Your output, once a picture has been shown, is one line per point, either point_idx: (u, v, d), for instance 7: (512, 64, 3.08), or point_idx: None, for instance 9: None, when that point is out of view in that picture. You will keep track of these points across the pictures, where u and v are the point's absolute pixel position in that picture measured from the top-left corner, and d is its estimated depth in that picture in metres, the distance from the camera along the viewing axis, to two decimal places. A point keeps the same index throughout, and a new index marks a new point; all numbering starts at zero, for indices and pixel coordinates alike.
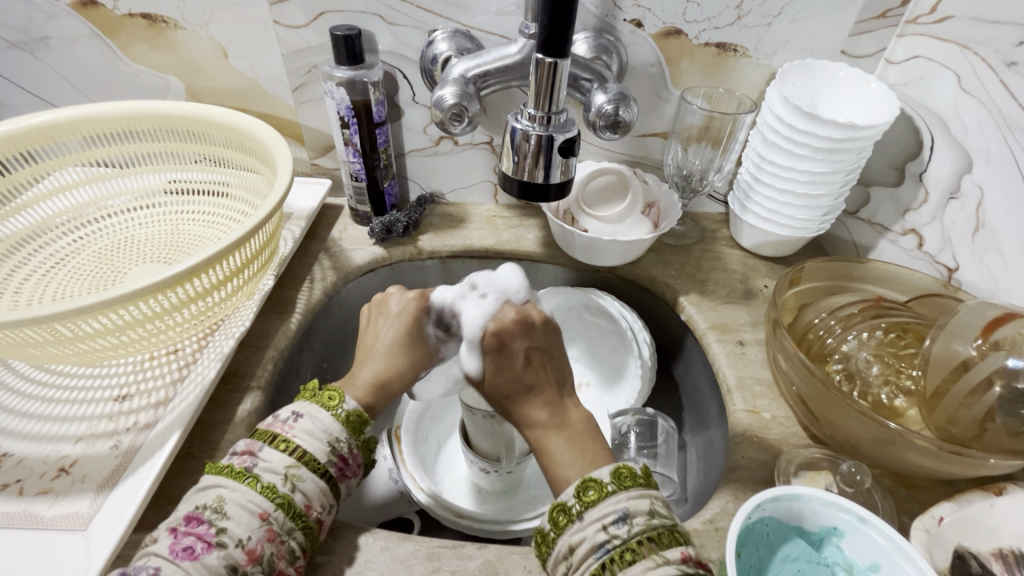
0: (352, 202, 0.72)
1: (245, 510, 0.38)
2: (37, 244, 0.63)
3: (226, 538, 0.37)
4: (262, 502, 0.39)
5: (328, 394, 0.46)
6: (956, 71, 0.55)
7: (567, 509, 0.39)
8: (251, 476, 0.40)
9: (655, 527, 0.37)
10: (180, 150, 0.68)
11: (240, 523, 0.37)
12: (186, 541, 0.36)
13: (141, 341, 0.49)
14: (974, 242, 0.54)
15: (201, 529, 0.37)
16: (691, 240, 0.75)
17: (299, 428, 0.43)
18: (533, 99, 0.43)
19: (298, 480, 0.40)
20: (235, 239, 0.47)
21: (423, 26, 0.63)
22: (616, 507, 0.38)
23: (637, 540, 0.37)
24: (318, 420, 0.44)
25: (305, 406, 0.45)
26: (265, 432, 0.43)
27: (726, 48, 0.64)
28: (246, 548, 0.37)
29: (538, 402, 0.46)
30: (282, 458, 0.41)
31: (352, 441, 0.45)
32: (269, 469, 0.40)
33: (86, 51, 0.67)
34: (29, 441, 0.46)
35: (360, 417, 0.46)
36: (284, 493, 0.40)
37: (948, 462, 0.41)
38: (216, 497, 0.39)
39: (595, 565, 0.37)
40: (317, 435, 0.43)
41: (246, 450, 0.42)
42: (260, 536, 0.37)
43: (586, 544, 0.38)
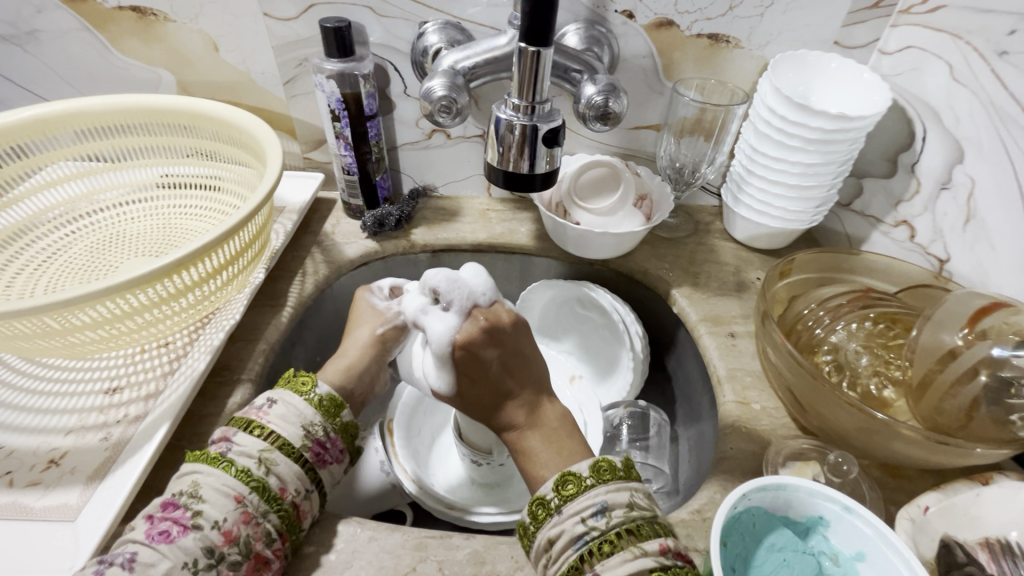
0: (345, 195, 0.72)
1: (220, 493, 0.38)
2: (29, 238, 0.63)
3: (202, 520, 0.37)
4: (237, 485, 0.39)
5: (300, 380, 0.48)
6: (948, 60, 0.55)
7: (545, 503, 0.40)
8: (225, 460, 0.40)
9: (634, 519, 0.38)
10: (172, 144, 0.68)
11: (216, 506, 0.38)
12: (163, 525, 0.37)
13: (131, 334, 0.49)
14: (965, 232, 0.54)
15: (177, 513, 0.37)
16: (684, 232, 0.74)
17: (274, 413, 0.44)
18: (517, 88, 0.42)
19: (272, 463, 0.41)
20: (223, 231, 0.47)
21: (413, 18, 0.62)
22: (593, 500, 0.38)
23: (616, 532, 0.37)
24: (292, 406, 0.45)
25: (280, 393, 0.46)
26: (241, 419, 0.44)
27: (718, 39, 0.64)
28: (223, 530, 0.37)
29: (515, 404, 0.47)
30: (256, 443, 0.42)
31: (328, 425, 0.46)
32: (243, 453, 0.41)
33: (77, 45, 0.67)
34: (19, 434, 0.46)
35: (333, 401, 0.48)
36: (258, 477, 0.40)
37: (933, 451, 0.41)
38: (191, 483, 0.39)
39: (574, 557, 0.37)
40: (292, 420, 0.44)
41: (221, 437, 0.43)
42: (235, 518, 0.38)
43: (565, 537, 0.38)
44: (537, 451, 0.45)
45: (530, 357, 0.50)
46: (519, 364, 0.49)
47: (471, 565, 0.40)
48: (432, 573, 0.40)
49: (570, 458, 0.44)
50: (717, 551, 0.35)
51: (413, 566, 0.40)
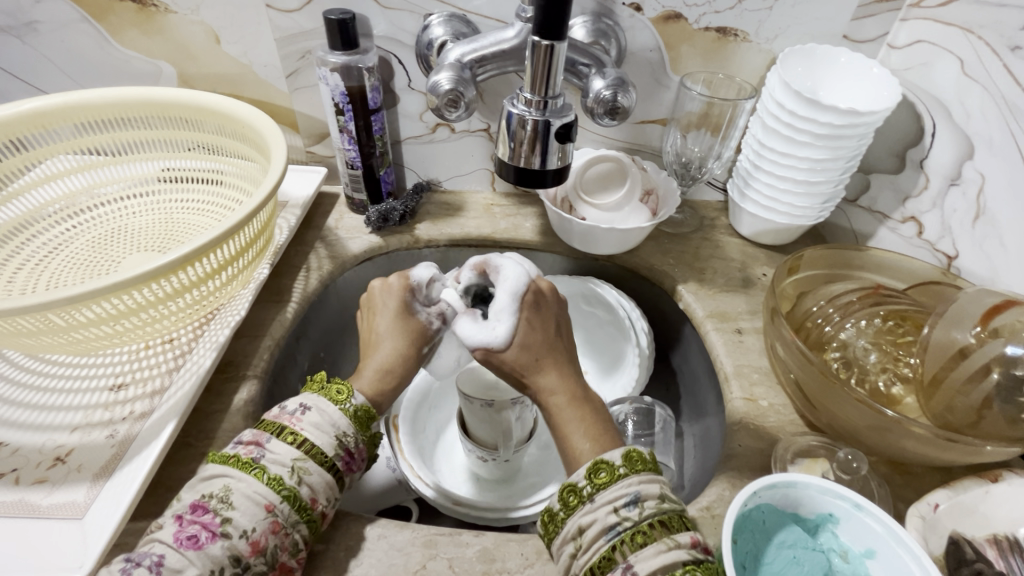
0: (348, 189, 0.71)
1: (251, 501, 0.38)
2: (30, 233, 0.62)
3: (231, 528, 0.36)
4: (268, 494, 0.38)
5: (336, 388, 0.46)
6: (959, 55, 0.54)
7: (577, 491, 0.40)
8: (258, 467, 0.39)
9: (666, 510, 0.38)
10: (174, 137, 0.67)
11: (246, 514, 0.37)
12: (192, 530, 0.36)
13: (136, 330, 0.49)
14: (974, 229, 0.54)
15: (206, 518, 0.37)
16: (689, 228, 0.74)
17: (307, 421, 0.43)
18: (529, 83, 0.42)
19: (305, 473, 0.40)
20: (228, 227, 0.47)
21: (418, 10, 0.61)
22: (626, 490, 0.38)
23: (648, 523, 0.37)
24: (326, 414, 0.44)
25: (314, 399, 0.45)
26: (273, 423, 0.43)
27: (726, 33, 0.63)
28: (250, 540, 0.37)
29: (555, 376, 0.48)
30: (290, 451, 0.41)
31: (359, 436, 0.45)
32: (276, 461, 0.40)
33: (75, 36, 0.66)
34: (24, 431, 0.46)
35: (367, 413, 0.46)
36: (290, 486, 0.39)
37: (943, 449, 0.41)
38: (222, 487, 0.38)
39: (606, 546, 0.37)
40: (324, 428, 0.43)
41: (253, 440, 0.41)
42: (264, 528, 0.37)
43: (597, 526, 0.38)
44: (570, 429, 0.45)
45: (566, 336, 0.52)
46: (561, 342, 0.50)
47: (481, 563, 0.40)
48: (443, 570, 0.40)
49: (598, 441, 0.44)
50: (729, 549, 0.35)
51: (423, 564, 0.40)
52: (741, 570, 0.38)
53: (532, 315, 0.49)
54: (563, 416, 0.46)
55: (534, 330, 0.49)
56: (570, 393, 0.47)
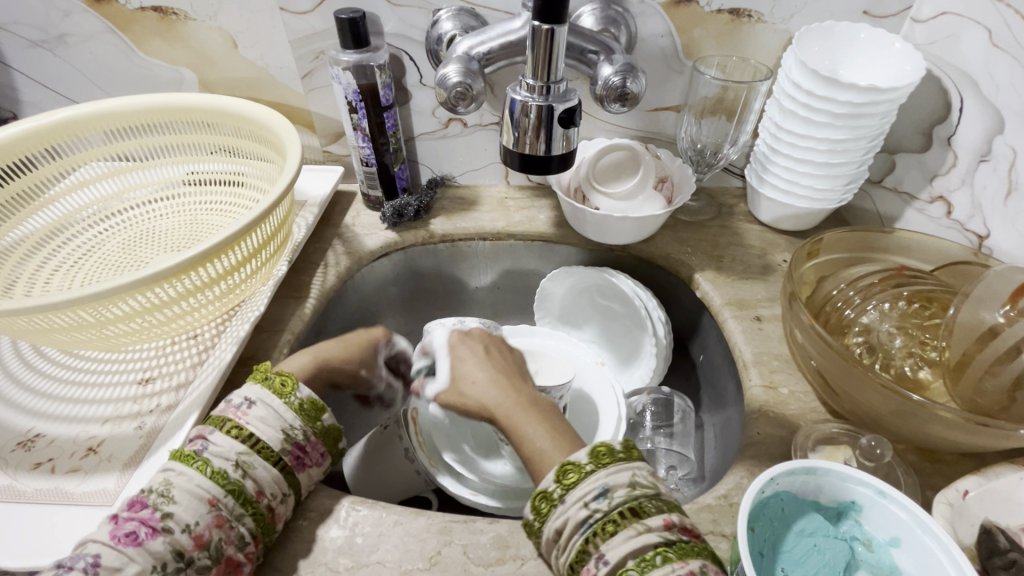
0: (364, 187, 0.72)
1: (193, 496, 0.38)
2: (64, 237, 0.65)
3: (171, 523, 0.36)
4: (211, 488, 0.39)
5: (281, 380, 0.46)
6: (987, 25, 0.52)
7: (548, 495, 0.39)
8: (200, 460, 0.40)
9: (636, 497, 0.37)
10: (198, 141, 0.69)
11: (188, 508, 0.37)
12: (130, 526, 0.36)
13: (163, 326, 0.51)
14: (1007, 206, 0.51)
15: (145, 514, 0.37)
16: (707, 216, 0.73)
17: (253, 415, 0.43)
18: (531, 69, 0.42)
19: (250, 467, 0.40)
20: (244, 224, 0.48)
21: (428, 6, 0.62)
22: (595, 484, 0.38)
23: (619, 511, 0.37)
24: (272, 408, 0.44)
25: (258, 392, 0.45)
26: (218, 418, 0.43)
27: (740, 14, 0.62)
28: (193, 534, 0.37)
29: (504, 394, 0.48)
30: (233, 445, 0.41)
31: (309, 429, 0.44)
32: (218, 455, 0.40)
33: (103, 47, 0.69)
34: (60, 423, 0.48)
35: (314, 405, 0.46)
36: (234, 480, 0.39)
37: (973, 434, 0.39)
38: (163, 482, 0.39)
39: (580, 542, 0.37)
40: (271, 422, 0.43)
41: (198, 436, 0.42)
42: (207, 522, 0.37)
43: (569, 524, 0.37)
44: (523, 434, 0.45)
45: (509, 358, 0.54)
46: (507, 366, 0.53)
47: (495, 549, 0.41)
48: (457, 556, 0.40)
49: (561, 439, 0.43)
50: (745, 538, 0.35)
51: (438, 550, 0.41)
52: (758, 558, 0.37)
53: (460, 347, 0.54)
54: (515, 421, 0.46)
55: (472, 365, 0.52)
56: (516, 400, 0.48)
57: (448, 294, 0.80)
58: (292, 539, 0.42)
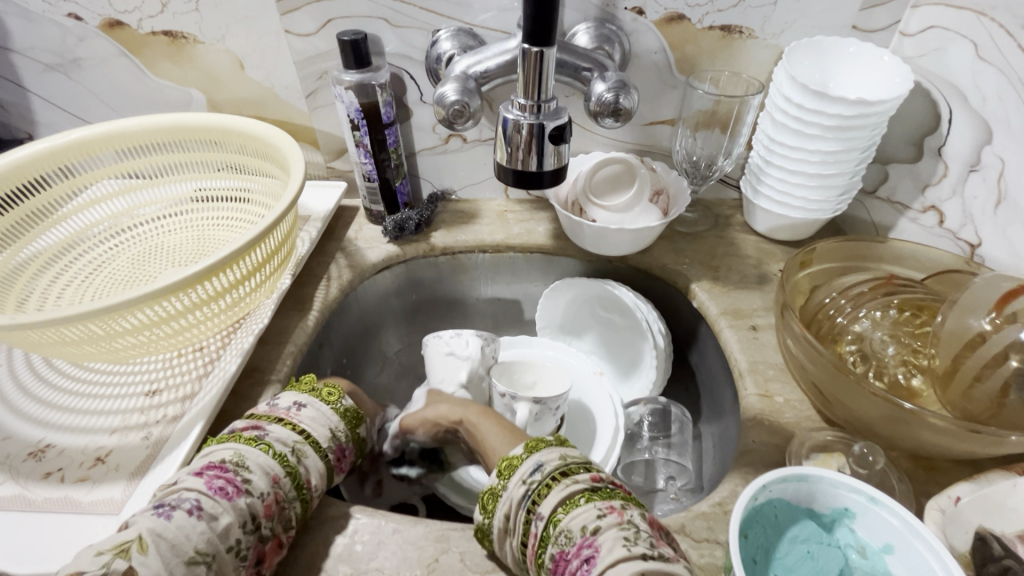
0: (366, 202, 0.74)
1: (264, 470, 0.40)
2: (76, 253, 0.67)
3: (252, 487, 0.39)
4: (275, 467, 0.41)
5: (328, 390, 0.50)
6: (972, 39, 0.53)
7: (495, 491, 0.41)
8: (264, 442, 0.42)
9: (568, 463, 0.41)
10: (205, 159, 0.71)
11: (262, 478, 0.40)
12: (220, 482, 0.38)
13: (170, 338, 0.52)
14: (997, 215, 0.52)
15: (229, 475, 0.39)
16: (703, 226, 0.74)
17: (304, 415, 0.46)
18: (522, 88, 0.43)
19: (304, 455, 0.43)
20: (249, 239, 0.50)
21: (427, 26, 0.64)
22: (529, 463, 0.41)
23: (551, 477, 0.40)
24: (321, 410, 0.47)
25: (307, 398, 0.48)
26: (268, 414, 0.45)
27: (731, 31, 0.64)
28: (265, 502, 0.39)
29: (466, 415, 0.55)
30: (290, 434, 0.44)
31: (349, 433, 0.48)
32: (280, 440, 0.43)
33: (116, 70, 0.71)
34: (69, 434, 0.49)
35: (355, 414, 0.50)
36: (292, 464, 0.42)
37: (963, 441, 0.39)
38: (234, 454, 0.40)
39: (524, 514, 0.39)
40: (320, 422, 0.46)
41: (249, 426, 0.44)
42: (274, 494, 0.40)
43: (512, 504, 0.40)
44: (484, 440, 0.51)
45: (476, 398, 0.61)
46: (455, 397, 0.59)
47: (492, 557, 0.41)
48: (455, 562, 0.41)
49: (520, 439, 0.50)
50: (736, 545, 0.35)
51: (436, 557, 0.41)
52: (752, 565, 0.38)
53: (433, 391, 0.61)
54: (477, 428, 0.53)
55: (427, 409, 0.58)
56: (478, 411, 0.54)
57: (449, 306, 0.81)
58: (293, 547, 0.42)
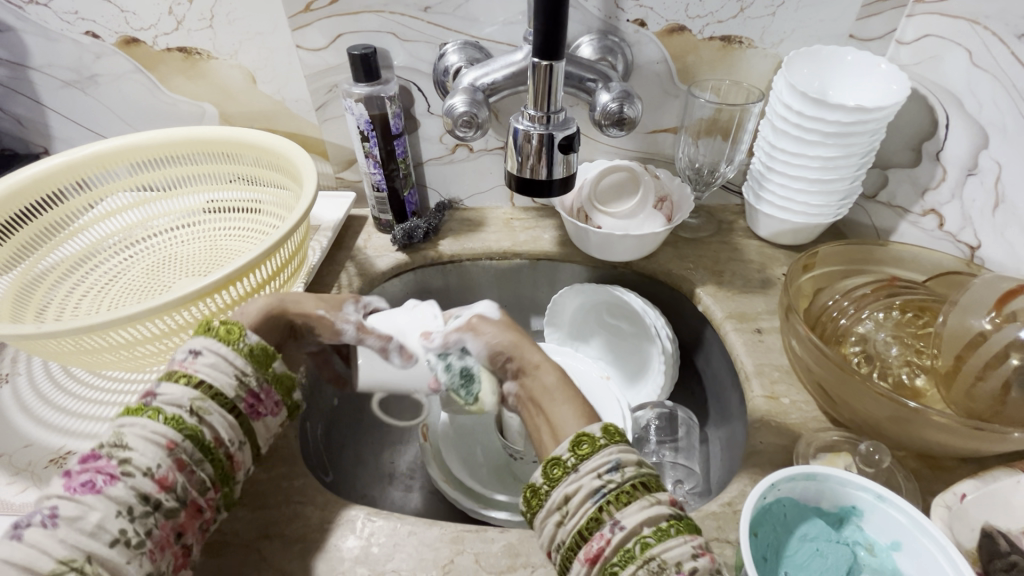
0: (375, 211, 0.75)
1: (150, 442, 0.36)
2: (92, 264, 0.68)
3: (131, 468, 0.35)
4: (168, 433, 0.37)
5: (226, 328, 0.44)
6: (967, 47, 0.54)
7: (561, 462, 0.39)
8: (151, 410, 0.38)
9: (644, 474, 0.38)
10: (218, 171, 0.73)
11: (146, 453, 0.36)
12: (85, 476, 0.34)
13: (187, 346, 0.53)
14: (995, 218, 0.53)
15: (100, 463, 0.35)
16: (707, 232, 0.75)
17: (201, 362, 0.41)
18: (532, 100, 0.45)
19: (205, 413, 0.39)
20: (265, 248, 0.51)
21: (434, 40, 0.66)
22: (610, 457, 0.38)
23: (631, 484, 0.37)
24: (220, 353, 0.42)
25: (202, 341, 0.43)
26: (162, 372, 0.41)
27: (731, 41, 0.65)
28: (155, 478, 0.36)
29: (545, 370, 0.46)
30: (186, 392, 0.39)
31: (260, 374, 0.44)
32: (171, 402, 0.39)
33: (131, 85, 0.73)
34: (89, 440, 0.50)
35: (265, 351, 0.45)
36: (191, 425, 0.38)
37: (966, 438, 0.40)
38: (114, 434, 0.37)
39: (593, 509, 0.36)
40: (221, 370, 0.42)
41: (143, 390, 0.40)
42: (169, 465, 0.36)
43: (582, 492, 0.37)
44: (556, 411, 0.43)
45: None
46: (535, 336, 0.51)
47: (506, 557, 0.42)
48: (470, 564, 0.42)
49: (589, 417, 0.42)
50: (746, 542, 0.36)
51: (452, 558, 0.42)
52: (762, 563, 0.38)
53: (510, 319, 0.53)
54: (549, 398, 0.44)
55: (499, 328, 0.50)
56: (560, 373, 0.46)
57: None
58: (311, 549, 0.43)
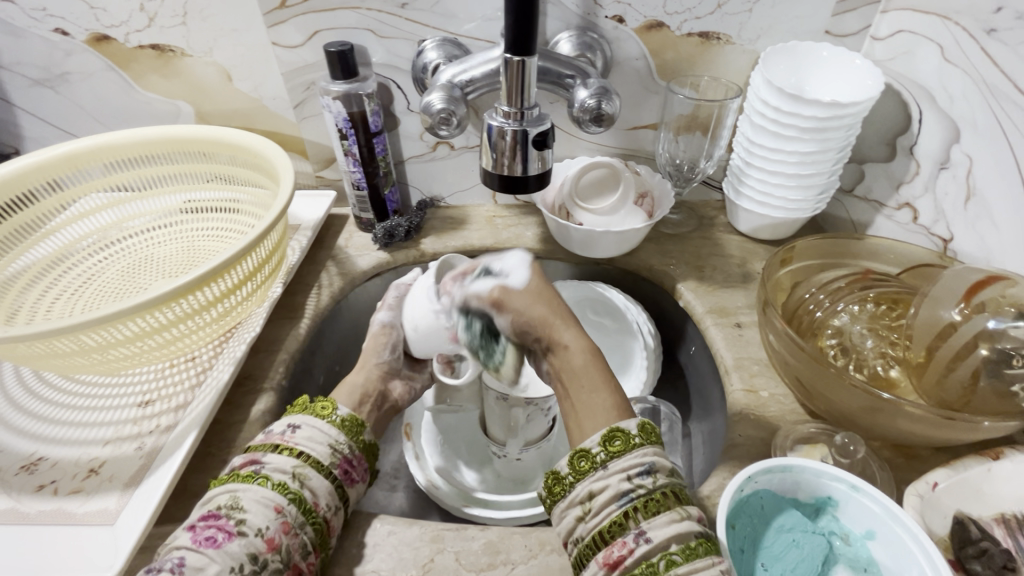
0: (356, 210, 0.74)
1: (262, 504, 0.40)
2: (65, 266, 0.67)
3: (245, 527, 0.38)
4: (275, 497, 0.41)
5: (321, 405, 0.49)
6: (939, 42, 0.55)
7: (589, 455, 0.41)
8: (261, 475, 0.42)
9: (675, 482, 0.40)
10: (194, 170, 0.72)
11: (258, 514, 0.39)
12: (209, 531, 0.38)
13: (161, 348, 0.52)
14: (967, 211, 0.54)
15: (221, 521, 0.39)
16: (688, 228, 0.75)
17: (299, 436, 0.45)
18: (505, 96, 0.45)
19: (306, 477, 0.43)
20: (241, 247, 0.50)
21: (413, 37, 0.65)
22: (642, 460, 0.40)
23: (661, 491, 0.39)
24: (316, 427, 0.47)
25: (300, 418, 0.47)
26: (264, 443, 0.45)
27: (708, 37, 0.65)
28: (265, 537, 0.38)
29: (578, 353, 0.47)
30: (288, 460, 0.43)
31: (353, 443, 0.48)
32: (277, 469, 0.42)
33: (103, 84, 0.72)
34: (61, 446, 0.49)
35: (355, 421, 0.49)
36: (295, 489, 0.42)
37: (938, 427, 0.41)
38: (230, 497, 0.40)
39: (618, 512, 0.38)
40: (319, 440, 0.46)
41: (248, 460, 0.44)
42: (277, 526, 0.39)
43: (609, 492, 0.39)
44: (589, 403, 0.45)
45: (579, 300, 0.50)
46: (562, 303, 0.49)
47: (487, 555, 0.42)
48: (450, 562, 0.41)
49: (624, 411, 0.44)
50: (722, 534, 0.36)
51: (431, 557, 0.42)
52: (739, 554, 0.39)
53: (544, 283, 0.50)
54: (585, 386, 0.46)
55: (525, 299, 0.47)
56: (594, 356, 0.47)
57: None
58: None
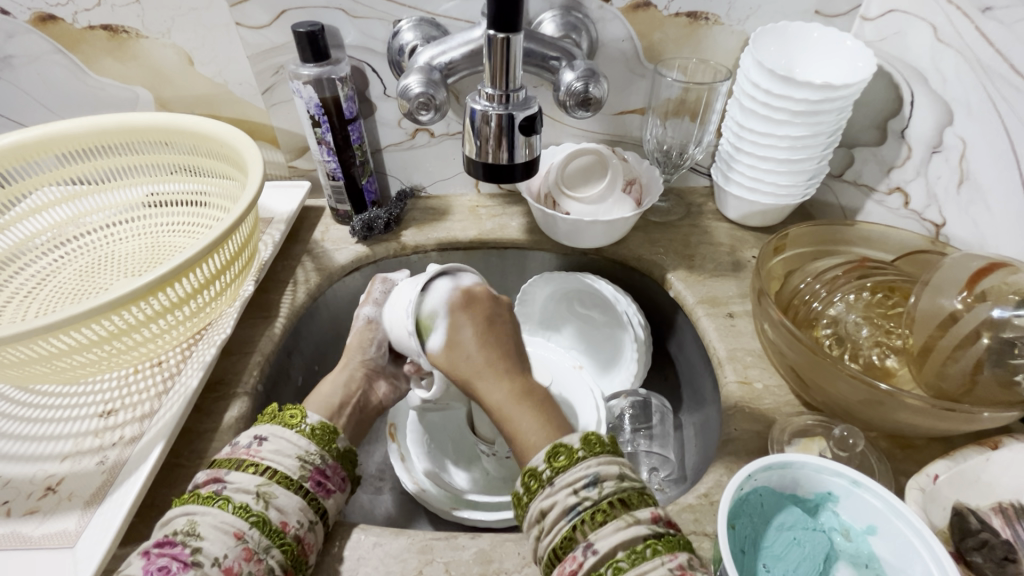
0: (332, 202, 0.71)
1: (220, 530, 0.37)
2: (17, 266, 0.62)
3: (202, 557, 0.36)
4: (236, 522, 0.38)
5: (289, 414, 0.47)
6: (932, 21, 0.54)
7: (537, 474, 0.41)
8: (221, 498, 0.39)
9: (625, 488, 0.38)
10: (156, 161, 0.67)
11: (216, 542, 0.37)
12: (162, 561, 0.35)
13: (122, 355, 0.49)
14: (960, 194, 0.53)
15: (176, 550, 0.36)
16: (677, 215, 0.74)
17: (265, 450, 0.43)
18: (489, 78, 0.42)
19: (271, 497, 0.40)
20: (205, 244, 0.47)
21: (388, 17, 0.62)
22: (586, 472, 0.39)
23: (608, 501, 0.37)
24: (285, 440, 0.44)
25: (267, 429, 0.45)
26: (229, 459, 0.42)
27: (697, 17, 0.63)
28: (223, 566, 0.36)
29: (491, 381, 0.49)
30: (253, 478, 0.40)
31: (325, 453, 0.45)
32: (240, 489, 0.40)
33: (51, 68, 0.67)
34: (15, 463, 0.46)
35: (326, 429, 0.47)
36: (258, 511, 0.39)
37: (937, 419, 0.40)
38: (187, 522, 0.38)
39: (566, 527, 0.37)
40: (286, 452, 0.43)
41: (210, 479, 0.41)
42: (237, 554, 0.37)
43: (557, 508, 0.38)
44: (517, 426, 0.46)
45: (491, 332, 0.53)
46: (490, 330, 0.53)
47: (478, 564, 0.40)
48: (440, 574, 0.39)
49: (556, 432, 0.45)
50: (724, 537, 0.35)
51: (419, 569, 0.40)
52: (740, 556, 0.37)
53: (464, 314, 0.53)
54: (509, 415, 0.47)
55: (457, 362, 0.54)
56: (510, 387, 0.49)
57: None
58: None
